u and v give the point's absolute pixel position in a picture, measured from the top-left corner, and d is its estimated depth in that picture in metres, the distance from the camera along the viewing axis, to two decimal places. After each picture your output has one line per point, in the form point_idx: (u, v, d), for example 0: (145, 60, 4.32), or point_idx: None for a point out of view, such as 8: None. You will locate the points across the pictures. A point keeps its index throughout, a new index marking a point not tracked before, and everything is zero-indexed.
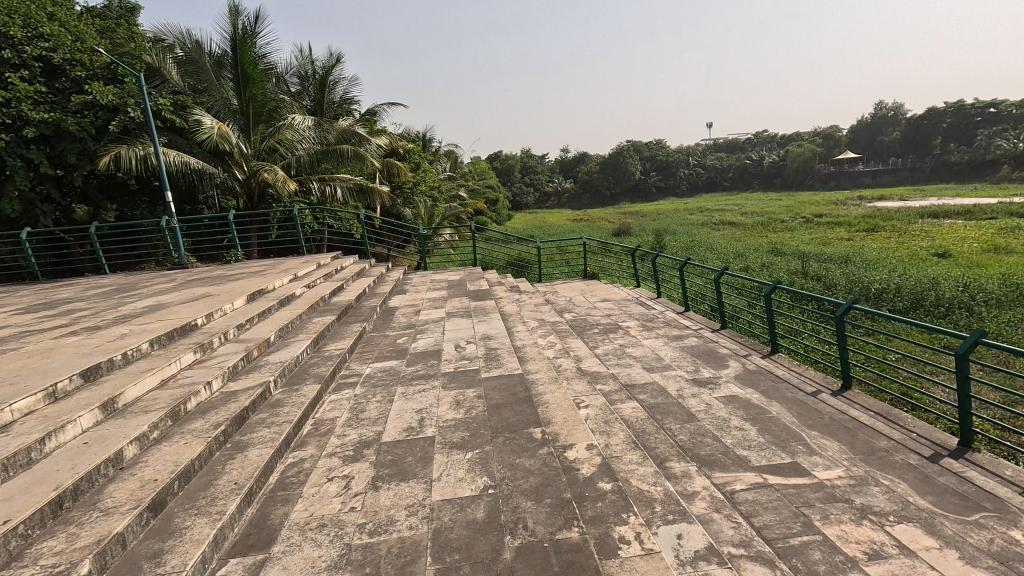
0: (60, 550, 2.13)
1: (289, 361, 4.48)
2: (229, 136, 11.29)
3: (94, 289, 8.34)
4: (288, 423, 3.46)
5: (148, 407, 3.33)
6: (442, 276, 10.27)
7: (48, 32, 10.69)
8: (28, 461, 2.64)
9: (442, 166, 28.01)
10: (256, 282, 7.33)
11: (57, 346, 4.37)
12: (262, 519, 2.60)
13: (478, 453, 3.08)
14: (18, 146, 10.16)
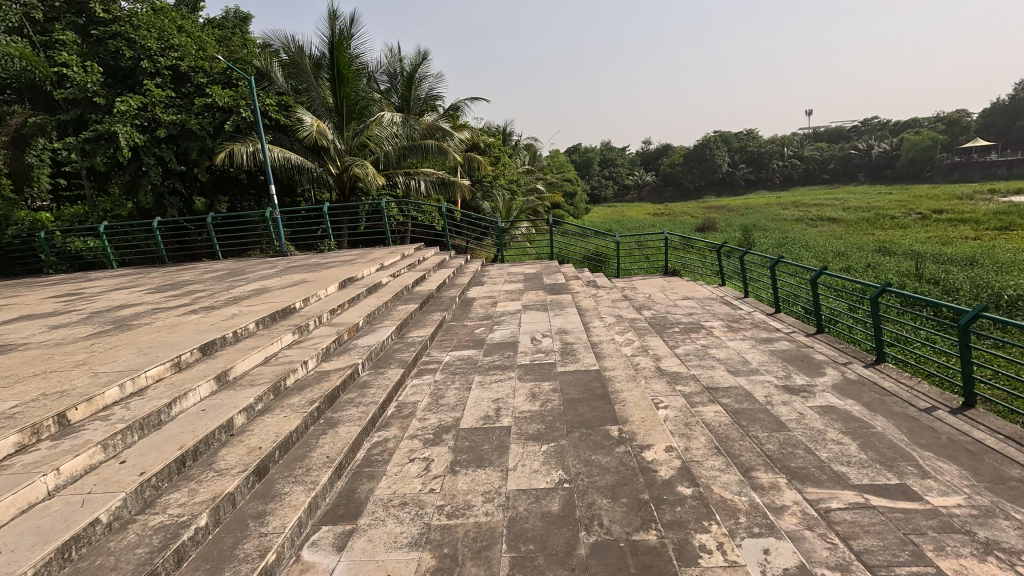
0: (183, 502, 2.41)
1: (375, 346, 4.74)
2: (327, 132, 12.15)
3: (210, 273, 9.32)
4: (374, 403, 3.66)
5: (254, 381, 3.67)
6: (519, 269, 10.36)
7: (177, 42, 12.01)
8: (158, 422, 3.01)
9: (521, 159, 28.22)
10: (346, 271, 7.82)
11: (181, 322, 4.94)
12: (351, 492, 2.78)
13: (554, 446, 3.08)
14: (153, 145, 11.56)
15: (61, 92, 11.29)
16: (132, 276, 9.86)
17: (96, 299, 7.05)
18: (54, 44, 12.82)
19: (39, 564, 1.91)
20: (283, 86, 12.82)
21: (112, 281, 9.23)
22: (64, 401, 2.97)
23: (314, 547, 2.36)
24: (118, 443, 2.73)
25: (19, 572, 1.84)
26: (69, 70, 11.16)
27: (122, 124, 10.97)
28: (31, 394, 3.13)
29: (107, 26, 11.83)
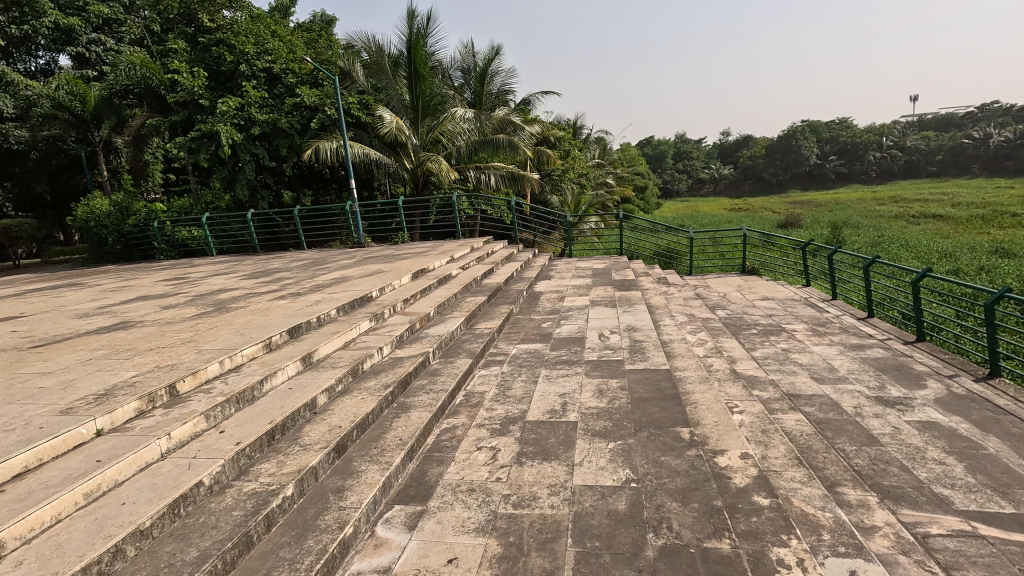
0: (272, 472, 2.62)
1: (445, 335, 4.88)
2: (405, 128, 12.65)
3: (296, 262, 9.99)
4: (445, 391, 3.78)
5: (335, 364, 3.92)
6: (587, 264, 10.25)
7: (271, 46, 12.92)
8: (251, 397, 3.29)
9: (591, 153, 27.80)
10: (419, 262, 8.10)
11: (271, 307, 5.35)
12: (421, 475, 2.89)
13: (621, 444, 3.04)
14: (249, 144, 12.57)
15: (173, 96, 12.52)
16: (229, 263, 10.79)
17: (199, 283, 7.79)
18: (168, 53, 14.23)
19: (155, 516, 2.14)
20: (364, 85, 13.39)
21: (212, 268, 10.13)
22: (175, 373, 3.32)
23: (387, 524, 2.48)
24: (219, 414, 3.02)
25: (139, 522, 2.09)
26: (179, 76, 12.35)
27: (223, 124, 12.01)
28: (148, 366, 3.53)
29: (212, 34, 12.94)
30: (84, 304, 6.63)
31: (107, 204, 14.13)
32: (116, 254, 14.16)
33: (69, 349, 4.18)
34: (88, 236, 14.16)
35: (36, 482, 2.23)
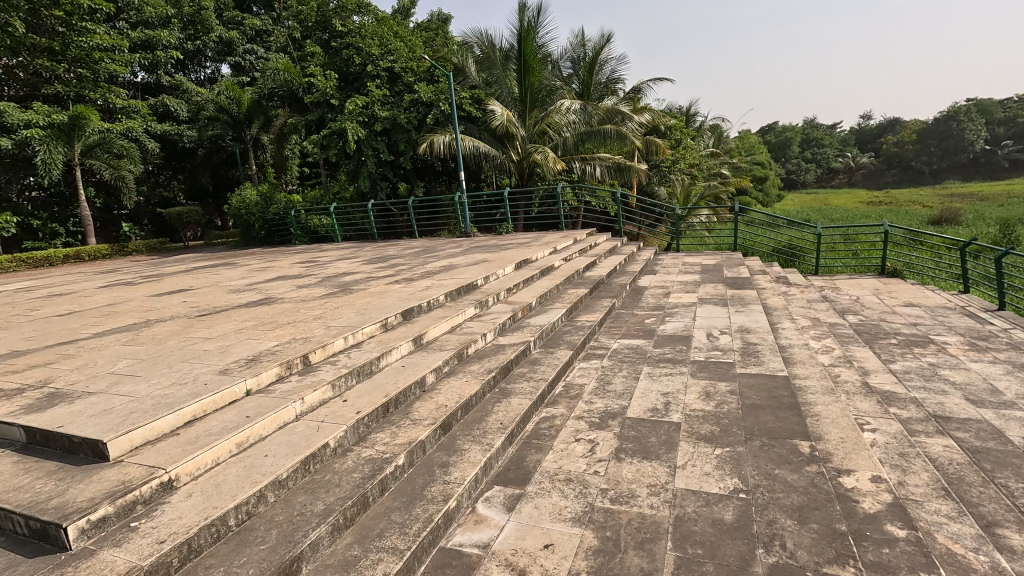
0: (387, 441, 2.85)
1: (546, 326, 4.93)
2: (514, 120, 12.91)
3: (409, 249, 10.68)
4: (545, 380, 3.83)
5: (443, 347, 4.14)
6: (696, 259, 9.72)
7: (393, 47, 13.82)
8: (370, 371, 3.60)
9: (704, 142, 26.21)
10: (522, 253, 8.24)
11: (387, 290, 5.78)
12: (520, 460, 2.96)
13: (728, 451, 2.87)
14: (372, 139, 13.60)
15: (310, 97, 13.94)
16: (351, 249, 11.82)
17: (327, 266, 8.65)
18: (307, 59, 15.85)
19: (291, 470, 2.44)
20: (476, 80, 13.82)
21: (338, 253, 11.15)
22: (308, 345, 3.73)
23: (487, 503, 2.59)
24: (342, 384, 3.34)
25: (278, 473, 2.39)
26: (315, 79, 13.70)
27: (350, 121, 13.13)
28: (286, 338, 4.00)
29: (343, 38, 14.15)
30: (237, 281, 7.69)
31: (255, 194, 16.17)
32: (261, 238, 16.18)
33: (226, 319, 4.87)
34: (240, 223, 16.34)
35: (202, 429, 2.64)
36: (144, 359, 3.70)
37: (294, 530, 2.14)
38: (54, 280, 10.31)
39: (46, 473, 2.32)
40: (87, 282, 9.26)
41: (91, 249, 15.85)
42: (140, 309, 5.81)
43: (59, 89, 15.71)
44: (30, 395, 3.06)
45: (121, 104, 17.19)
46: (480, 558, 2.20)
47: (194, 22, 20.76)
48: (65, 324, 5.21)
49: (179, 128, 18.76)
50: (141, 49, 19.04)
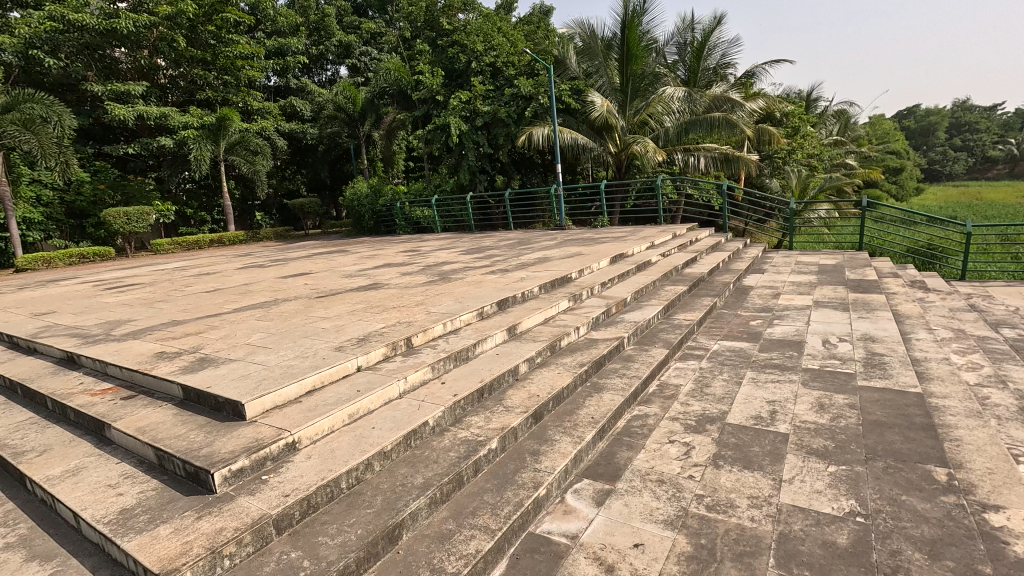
0: (481, 425, 2.97)
1: (642, 322, 4.80)
2: (615, 111, 12.63)
3: (504, 241, 10.90)
4: (639, 378, 3.74)
5: (536, 338, 4.20)
6: (812, 259, 8.88)
7: (496, 43, 14.09)
8: (466, 357, 3.75)
9: (826, 129, 23.77)
10: (618, 247, 8.07)
11: (483, 280, 5.97)
12: (611, 456, 2.93)
13: (845, 470, 2.61)
14: (473, 133, 14.02)
15: (418, 95, 14.68)
16: (450, 240, 12.33)
17: (428, 256, 9.10)
18: (416, 58, 16.66)
19: (395, 443, 2.63)
20: (576, 72, 13.66)
21: (437, 243, 11.67)
22: (411, 329, 3.97)
23: (576, 494, 2.60)
24: (441, 367, 3.52)
25: (383, 444, 2.58)
26: (423, 77, 14.38)
27: (453, 116, 13.66)
28: (392, 321, 4.29)
29: (449, 36, 14.67)
30: (349, 267, 8.36)
31: (366, 187, 17.41)
32: (370, 228, 17.42)
33: (340, 301, 5.33)
34: (352, 213, 17.72)
35: (320, 399, 2.93)
36: (272, 333, 4.17)
37: (397, 499, 2.31)
38: (203, 261, 11.92)
39: (197, 425, 2.71)
40: (228, 263, 10.60)
41: (230, 235, 18.08)
42: (269, 289, 6.54)
43: (209, 94, 18.04)
44: (186, 358, 3.58)
45: (257, 106, 19.28)
46: (568, 548, 2.22)
47: (318, 28, 22.69)
48: (212, 299, 6.02)
49: (303, 126, 20.58)
50: (275, 56, 21.18)
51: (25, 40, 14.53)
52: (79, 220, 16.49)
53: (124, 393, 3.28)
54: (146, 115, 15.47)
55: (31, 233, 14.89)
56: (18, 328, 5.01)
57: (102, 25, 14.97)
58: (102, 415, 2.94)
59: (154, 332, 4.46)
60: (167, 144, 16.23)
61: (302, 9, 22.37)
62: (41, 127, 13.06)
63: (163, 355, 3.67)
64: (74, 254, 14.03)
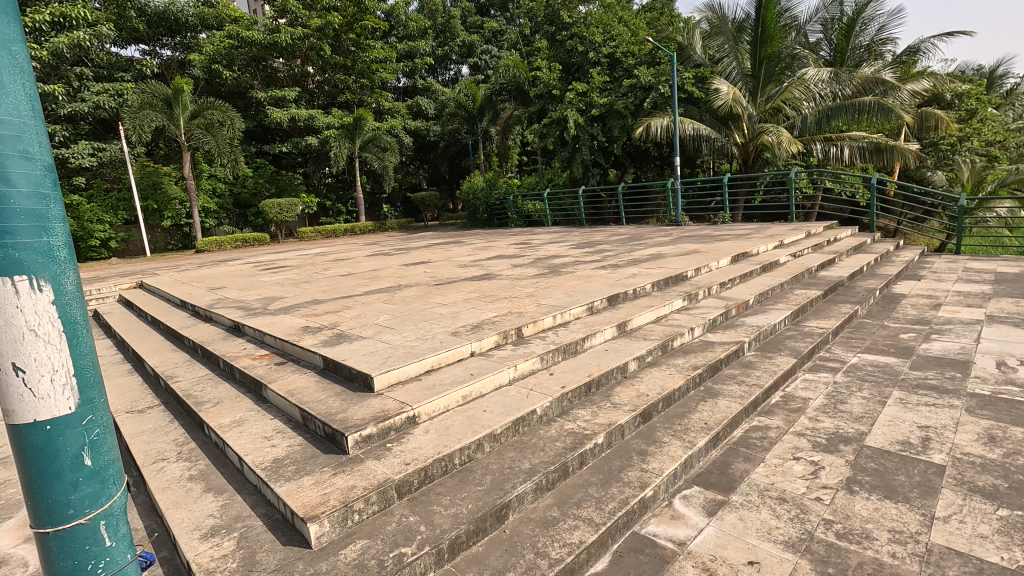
0: (588, 419, 2.97)
1: (766, 327, 4.45)
2: (742, 99, 11.73)
3: (616, 236, 10.68)
4: (760, 387, 3.48)
5: (648, 336, 4.09)
6: (986, 265, 7.51)
7: (616, 33, 13.75)
8: (574, 350, 3.77)
9: (1012, 111, 19.91)
10: (740, 245, 7.52)
11: (593, 275, 5.92)
12: (725, 466, 2.77)
13: (1020, 516, 2.21)
14: (588, 126, 13.86)
15: (535, 90, 14.89)
16: (560, 233, 12.36)
17: (539, 249, 9.23)
18: (534, 54, 16.88)
19: (504, 427, 2.74)
20: (702, 58, 12.86)
21: (547, 236, 11.78)
22: (522, 319, 4.08)
23: (684, 500, 2.50)
24: (550, 359, 3.58)
25: (493, 428, 2.70)
26: (541, 72, 14.54)
27: (569, 109, 13.66)
28: (504, 310, 4.45)
29: (568, 29, 14.61)
30: (464, 257, 8.77)
31: (481, 180, 18.09)
32: (483, 221, 18.12)
33: (456, 290, 5.62)
34: (468, 206, 18.53)
35: (437, 379, 3.14)
36: (396, 315, 4.54)
37: (505, 481, 2.41)
38: (338, 248, 13.25)
39: (334, 393, 3.05)
40: (358, 251, 11.67)
41: (361, 226, 19.91)
42: (394, 275, 7.09)
43: (349, 96, 19.97)
44: (326, 333, 4.03)
45: (388, 106, 20.81)
46: (675, 555, 2.15)
47: (444, 30, 23.92)
48: (346, 282, 6.70)
49: (427, 124, 21.90)
50: (405, 58, 22.74)
51: (210, 57, 17.27)
52: (243, 210, 19.19)
53: (276, 359, 3.79)
54: (297, 117, 17.71)
55: (208, 219, 17.67)
56: (199, 299, 6.00)
57: (267, 39, 17.33)
58: (260, 376, 3.44)
59: (299, 308, 5.08)
60: (312, 142, 18.30)
61: (430, 13, 23.73)
62: (219, 130, 15.42)
63: (308, 330, 4.16)
64: (239, 239, 16.40)
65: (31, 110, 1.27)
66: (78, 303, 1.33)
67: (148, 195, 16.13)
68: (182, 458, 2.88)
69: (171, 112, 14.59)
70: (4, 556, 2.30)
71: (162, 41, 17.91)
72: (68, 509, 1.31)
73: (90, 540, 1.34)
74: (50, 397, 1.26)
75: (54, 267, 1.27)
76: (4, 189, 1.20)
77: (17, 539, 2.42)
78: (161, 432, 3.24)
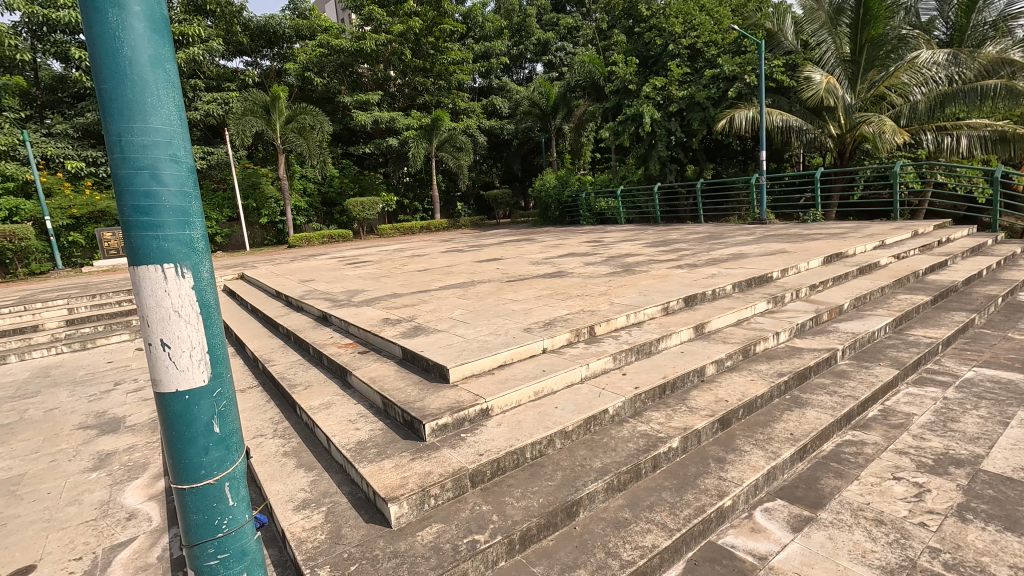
0: (662, 422, 2.90)
1: (863, 335, 4.10)
2: (837, 89, 10.71)
3: (693, 234, 10.27)
4: (854, 398, 3.22)
5: (728, 339, 3.91)
6: None
7: (698, 22, 13.20)
8: (649, 351, 3.68)
9: None
10: (834, 245, 6.95)
11: (669, 274, 5.74)
12: (813, 480, 2.59)
13: None
14: (665, 120, 13.42)
15: (610, 85, 14.64)
16: (634, 232, 12.07)
17: (612, 247, 9.07)
18: (611, 48, 16.57)
19: (576, 425, 2.74)
20: (793, 44, 12.01)
21: (620, 235, 11.54)
22: (594, 318, 4.05)
23: (767, 514, 2.38)
24: (623, 359, 3.53)
25: (564, 425, 2.71)
26: (617, 67, 14.28)
27: (646, 104, 13.29)
28: (577, 308, 4.43)
29: (646, 22, 14.22)
30: (535, 254, 8.81)
31: (554, 178, 18.04)
32: (555, 218, 18.09)
33: (529, 287, 5.67)
34: (540, 204, 18.57)
35: (510, 374, 3.20)
36: (470, 310, 4.66)
37: (576, 478, 2.41)
38: (414, 245, 13.78)
39: (412, 382, 3.20)
40: (433, 247, 12.10)
41: (436, 223, 20.55)
42: (468, 271, 7.28)
43: (427, 98, 20.71)
44: (404, 325, 4.23)
45: (464, 106, 21.27)
46: (755, 569, 2.05)
47: (519, 29, 24.08)
48: (423, 277, 6.97)
49: (501, 122, 22.15)
50: (481, 59, 23.21)
51: (303, 65, 18.63)
52: (329, 208, 20.48)
53: (360, 348, 4.03)
54: (379, 119, 18.67)
55: (299, 217, 19.02)
56: (292, 291, 6.50)
57: (354, 46, 18.39)
58: (346, 363, 3.67)
59: (380, 301, 5.36)
60: (393, 143, 19.15)
61: (507, 12, 24.02)
62: (310, 133, 16.55)
63: (388, 321, 4.38)
64: (325, 235, 17.54)
65: (179, 119, 1.44)
66: (212, 288, 1.50)
67: (248, 195, 17.65)
68: (278, 435, 3.14)
69: (269, 118, 15.86)
70: (133, 510, 2.64)
71: (262, 52, 19.50)
72: (201, 470, 1.48)
73: (217, 499, 1.50)
74: (189, 370, 1.44)
75: (194, 257, 1.45)
76: (156, 189, 1.38)
77: (143, 496, 2.77)
78: (259, 410, 3.56)
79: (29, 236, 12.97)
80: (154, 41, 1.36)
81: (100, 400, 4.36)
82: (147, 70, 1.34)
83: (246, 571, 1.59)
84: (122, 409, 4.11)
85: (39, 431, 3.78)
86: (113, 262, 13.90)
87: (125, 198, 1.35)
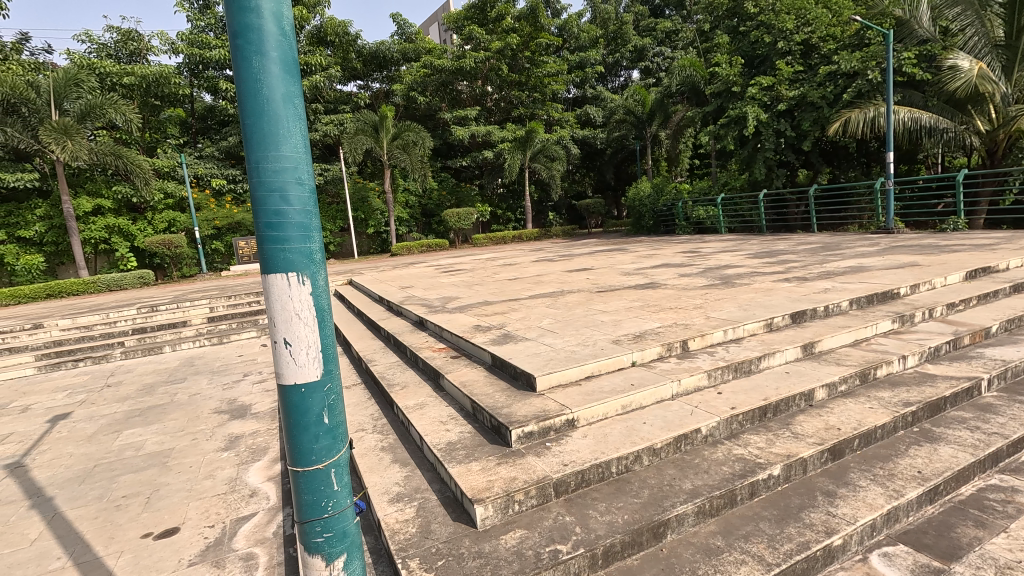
0: (761, 446, 2.70)
1: (1016, 363, 3.52)
2: (991, 76, 9.49)
3: (804, 245, 9.44)
4: (1003, 437, 2.76)
5: (842, 361, 3.56)
6: None
7: (812, 16, 12.23)
8: (748, 369, 3.46)
9: None
10: (978, 258, 6.04)
11: (774, 288, 5.34)
12: (945, 527, 2.27)
13: None
14: (773, 122, 12.54)
15: (712, 87, 13.97)
16: (735, 242, 11.38)
17: (710, 258, 8.59)
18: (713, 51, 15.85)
19: (665, 442, 2.64)
20: (930, 32, 10.56)
21: (719, 245, 10.93)
22: (688, 332, 3.88)
23: (885, 559, 2.13)
24: (719, 376, 3.34)
25: (653, 441, 2.63)
26: (718, 68, 13.60)
27: (751, 106, 12.52)
28: (670, 321, 4.28)
29: (753, 20, 13.48)
30: (628, 265, 8.58)
31: (649, 186, 17.57)
32: (649, 228, 17.57)
33: (619, 298, 5.56)
34: (633, 212, 18.13)
35: (597, 386, 3.16)
36: (559, 320, 4.67)
37: (664, 497, 2.33)
38: (506, 254, 14.07)
39: (500, 388, 3.28)
40: (524, 256, 12.26)
41: (528, 232, 20.85)
42: (558, 281, 7.28)
43: (522, 111, 21.20)
44: (494, 333, 4.34)
45: (558, 116, 21.51)
46: None
47: (615, 37, 23.84)
48: (513, 286, 7.12)
49: (595, 131, 21.96)
50: (576, 70, 23.33)
51: (409, 85, 20.00)
52: (428, 218, 21.67)
53: (452, 353, 4.22)
54: (476, 133, 19.48)
55: (402, 227, 20.32)
56: (392, 296, 6.95)
57: (454, 65, 19.40)
58: (439, 366, 3.86)
59: (473, 308, 5.55)
60: (488, 155, 19.85)
61: (603, 21, 23.92)
62: (413, 148, 17.63)
63: (478, 328, 4.53)
64: (424, 244, 18.61)
65: (305, 148, 1.64)
66: (326, 294, 1.67)
67: (358, 207, 19.19)
68: (376, 430, 3.39)
69: (377, 136, 17.18)
70: (255, 488, 2.98)
71: (373, 76, 21.17)
72: (312, 455, 1.64)
73: (323, 483, 1.66)
74: (306, 365, 1.62)
75: (312, 267, 1.62)
76: (283, 207, 1.57)
77: (263, 476, 3.12)
78: (362, 407, 3.85)
79: (182, 245, 15.12)
80: (286, 80, 1.56)
81: (232, 389, 4.98)
82: (279, 106, 1.54)
83: (346, 553, 1.73)
84: (249, 398, 4.66)
85: (186, 412, 4.40)
86: (245, 267, 15.81)
87: (260, 216, 1.55)
